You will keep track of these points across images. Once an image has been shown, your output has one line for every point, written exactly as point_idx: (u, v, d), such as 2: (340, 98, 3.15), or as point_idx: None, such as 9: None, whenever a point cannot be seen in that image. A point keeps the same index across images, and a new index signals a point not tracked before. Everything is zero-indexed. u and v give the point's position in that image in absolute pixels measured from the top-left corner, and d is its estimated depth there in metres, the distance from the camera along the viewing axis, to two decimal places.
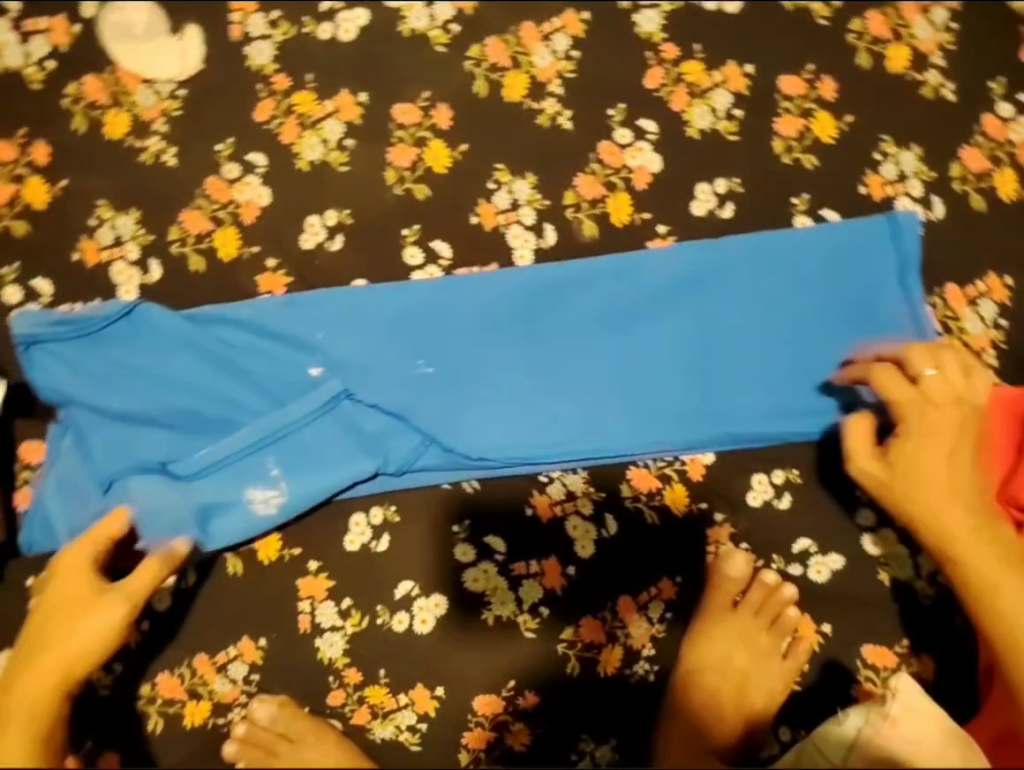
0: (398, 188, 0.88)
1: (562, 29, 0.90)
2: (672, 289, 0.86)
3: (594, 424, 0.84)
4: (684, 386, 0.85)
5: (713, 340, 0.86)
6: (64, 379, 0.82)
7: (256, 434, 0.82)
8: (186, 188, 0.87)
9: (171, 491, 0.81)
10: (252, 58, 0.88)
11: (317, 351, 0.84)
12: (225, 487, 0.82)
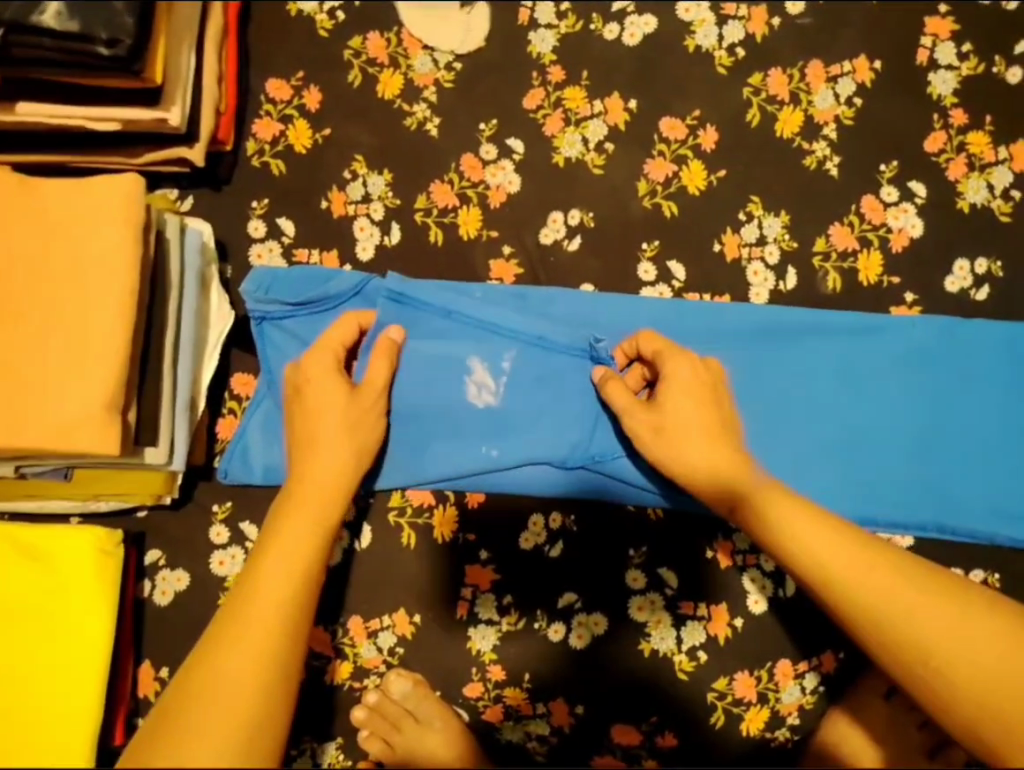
0: (647, 200, 0.86)
1: (850, 73, 0.87)
2: (909, 360, 0.83)
3: (807, 482, 0.81)
4: (903, 462, 0.82)
5: (941, 420, 0.82)
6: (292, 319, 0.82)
7: (471, 395, 0.83)
8: (442, 160, 0.88)
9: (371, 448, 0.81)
10: (535, 44, 0.88)
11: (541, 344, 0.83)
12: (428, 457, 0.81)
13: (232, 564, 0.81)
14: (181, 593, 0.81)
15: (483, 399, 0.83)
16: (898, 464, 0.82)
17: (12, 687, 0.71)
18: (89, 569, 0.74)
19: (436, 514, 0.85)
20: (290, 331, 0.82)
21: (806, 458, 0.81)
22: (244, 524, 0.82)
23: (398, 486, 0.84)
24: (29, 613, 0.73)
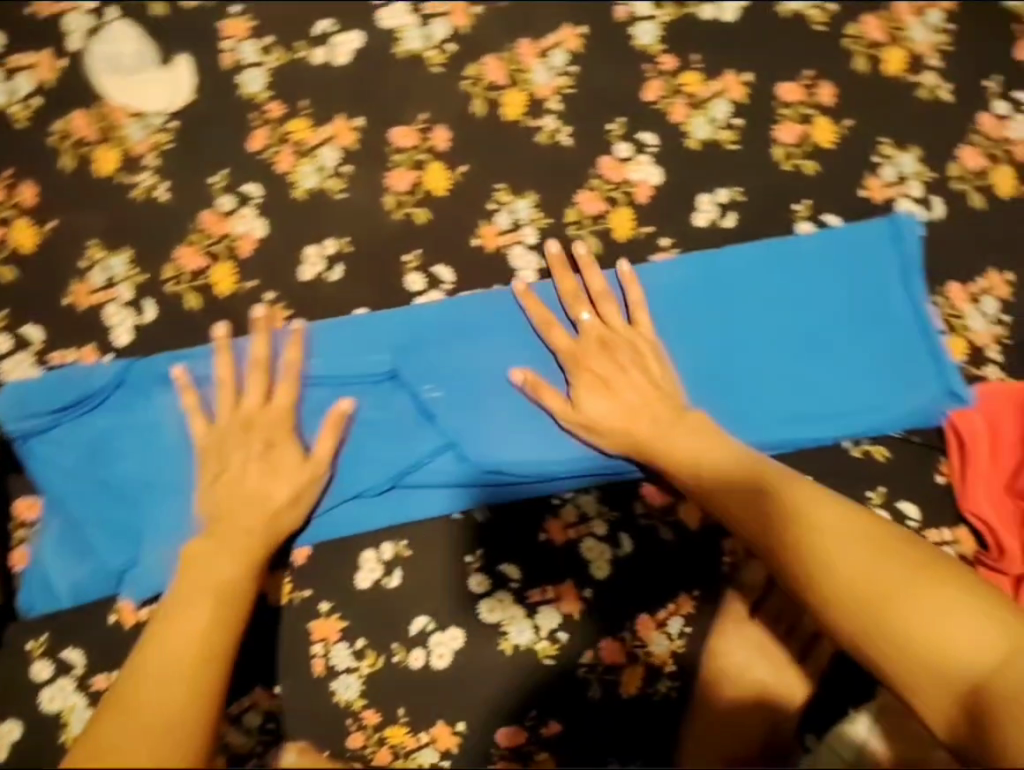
0: (397, 213, 0.87)
1: (560, 46, 0.89)
2: (679, 297, 0.86)
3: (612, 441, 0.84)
4: (699, 395, 0.85)
5: (725, 348, 0.86)
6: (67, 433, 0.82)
7: None
8: (182, 224, 0.86)
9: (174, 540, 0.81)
10: (244, 86, 0.87)
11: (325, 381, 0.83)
12: None
13: (63, 697, 0.80)
14: (18, 741, 0.79)
15: None
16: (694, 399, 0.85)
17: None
18: None
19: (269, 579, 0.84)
20: (71, 436, 0.82)
21: None
22: (66, 651, 0.81)
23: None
24: None
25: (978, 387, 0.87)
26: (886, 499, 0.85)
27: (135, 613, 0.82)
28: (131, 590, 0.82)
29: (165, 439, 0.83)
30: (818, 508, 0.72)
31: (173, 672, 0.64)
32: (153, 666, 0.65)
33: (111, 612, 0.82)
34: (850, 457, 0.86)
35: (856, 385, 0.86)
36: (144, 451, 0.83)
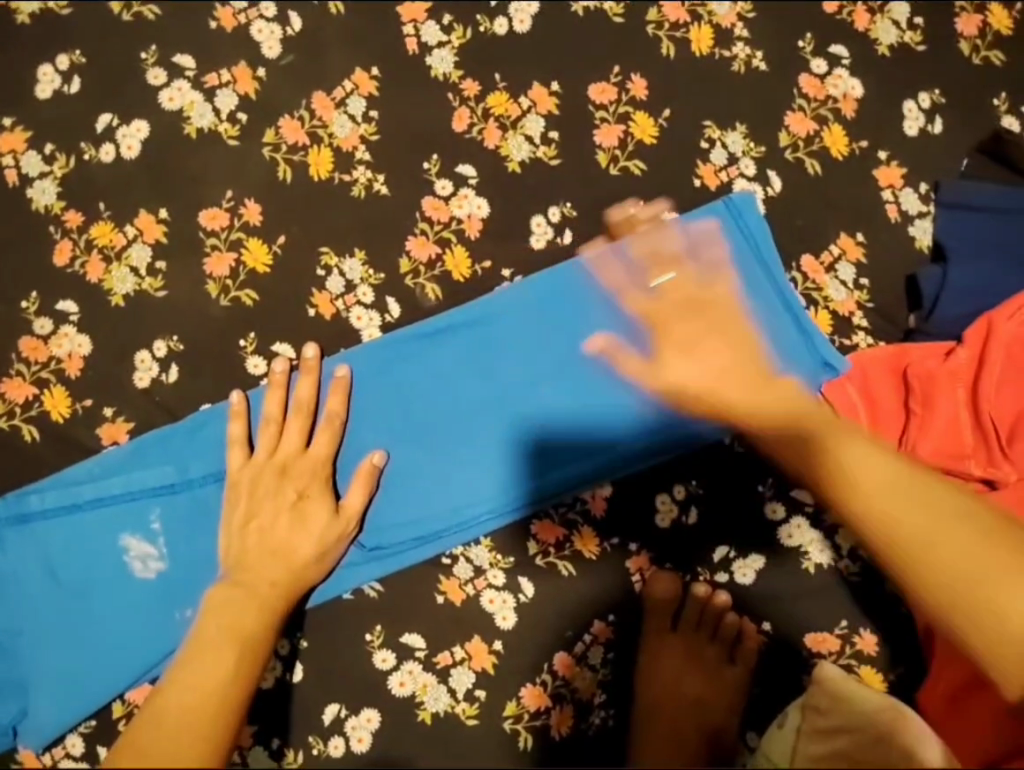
0: (224, 298, 0.83)
1: (354, 91, 0.86)
2: (526, 324, 0.84)
3: (485, 485, 0.83)
4: (563, 421, 0.83)
5: (585, 368, 0.83)
6: None
7: (139, 572, 0.79)
8: (1, 356, 0.82)
9: (64, 677, 0.77)
10: (37, 199, 0.83)
11: (177, 485, 0.79)
12: (125, 652, 0.78)
13: None
14: None
15: (152, 570, 0.79)
16: (559, 425, 0.83)
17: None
18: None
19: None
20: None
21: (481, 460, 0.83)
22: None
23: (111, 694, 0.77)
24: None
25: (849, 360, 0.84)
26: (778, 489, 0.86)
27: (38, 761, 0.77)
28: (30, 739, 0.76)
29: (29, 577, 0.78)
30: (856, 448, 0.71)
31: (198, 695, 0.62)
32: (184, 695, 0.62)
33: (14, 764, 0.77)
34: (737, 452, 0.86)
35: None
36: (14, 595, 0.78)
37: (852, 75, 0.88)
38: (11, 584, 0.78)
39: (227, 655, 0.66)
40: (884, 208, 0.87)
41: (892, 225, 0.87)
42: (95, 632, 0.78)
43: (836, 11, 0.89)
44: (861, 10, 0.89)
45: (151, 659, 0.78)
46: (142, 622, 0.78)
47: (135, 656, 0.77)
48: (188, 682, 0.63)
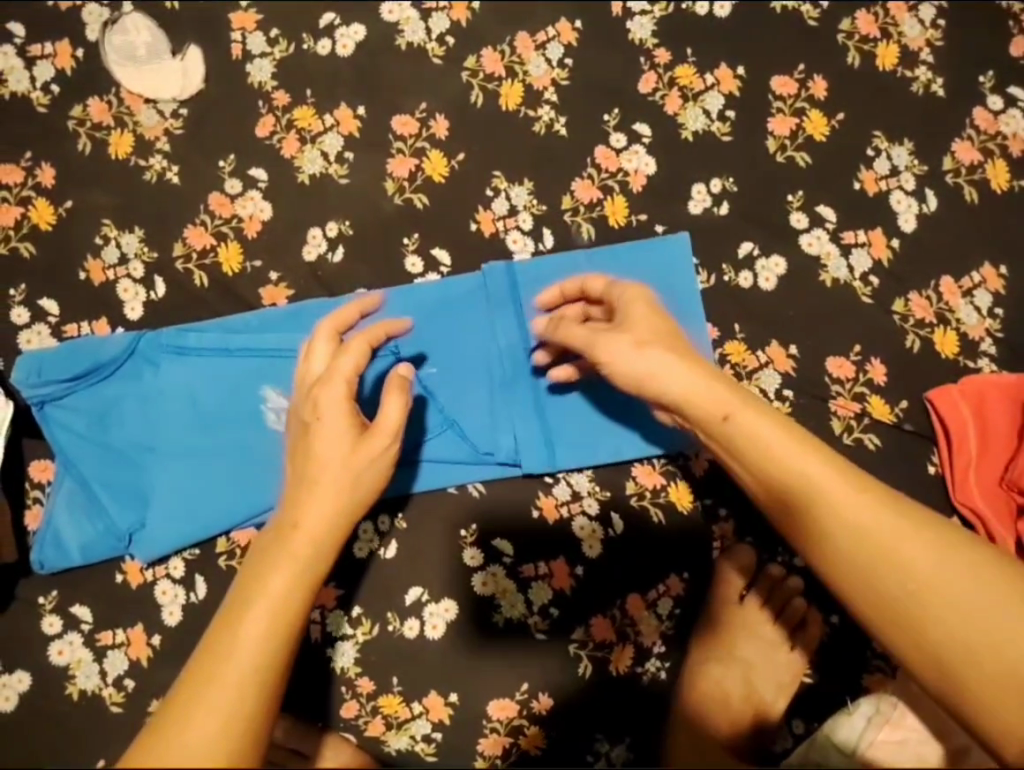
0: (398, 197, 0.90)
1: (555, 38, 0.92)
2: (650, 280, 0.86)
3: (590, 426, 0.87)
4: None
5: None
6: (80, 402, 0.83)
7: (271, 423, 0.84)
8: (189, 205, 0.89)
9: (183, 502, 0.83)
10: (254, 74, 0.91)
11: None
12: (243, 493, 0.83)
13: (72, 650, 0.82)
14: (26, 694, 0.81)
15: (283, 423, 0.84)
16: None
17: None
18: None
19: None
20: (88, 397, 0.84)
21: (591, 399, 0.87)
22: (74, 607, 0.82)
23: (220, 528, 0.83)
24: None
25: (965, 379, 0.86)
26: None
27: (141, 574, 0.83)
28: (142, 548, 0.82)
29: (169, 407, 0.84)
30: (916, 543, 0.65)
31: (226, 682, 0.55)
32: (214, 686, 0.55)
33: (119, 571, 0.83)
34: (844, 444, 0.86)
35: None
36: (155, 415, 0.84)
37: None
38: (156, 406, 0.84)
39: (255, 633, 0.57)
40: None
41: None
42: (220, 468, 0.83)
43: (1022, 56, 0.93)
44: None
45: (267, 503, 0.83)
46: (263, 468, 0.83)
47: (248, 499, 0.83)
48: (214, 663, 0.56)
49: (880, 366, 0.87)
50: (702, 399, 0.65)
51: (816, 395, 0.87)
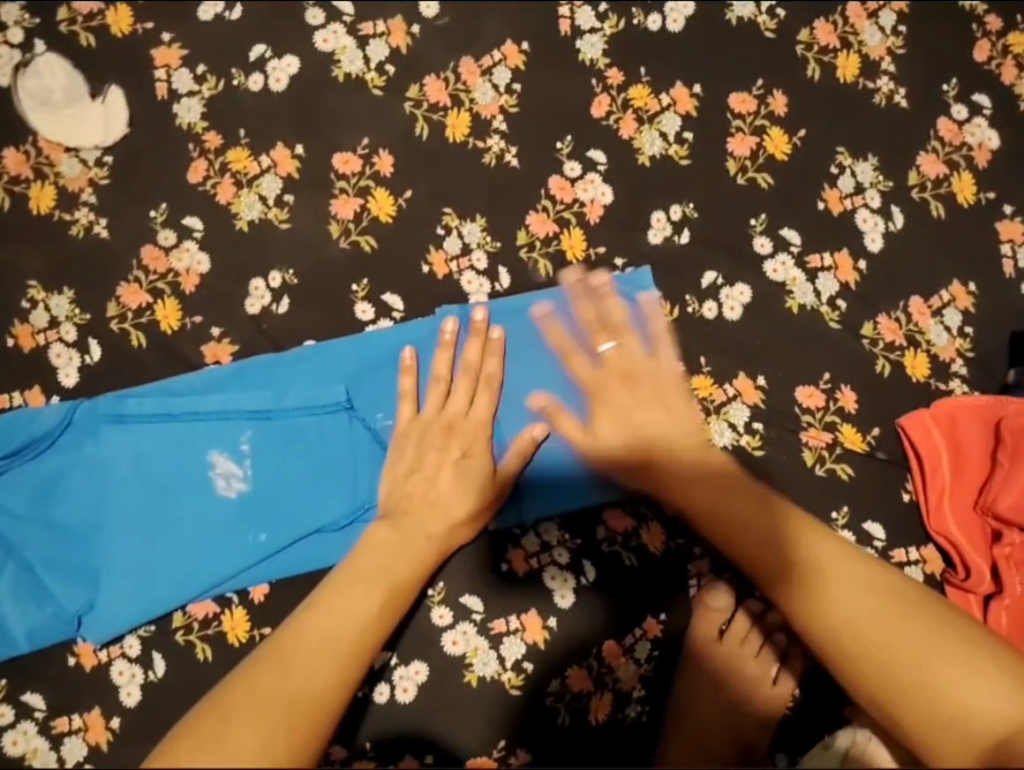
0: (344, 241, 0.85)
1: (501, 61, 0.87)
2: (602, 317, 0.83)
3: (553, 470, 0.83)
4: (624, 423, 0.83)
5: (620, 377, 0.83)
6: (18, 481, 0.79)
7: (221, 489, 0.80)
8: (121, 261, 0.84)
9: (134, 579, 0.79)
10: (182, 115, 0.85)
11: (273, 412, 0.81)
12: (196, 566, 0.79)
13: (26, 740, 0.78)
14: None
15: (234, 489, 0.80)
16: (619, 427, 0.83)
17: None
18: None
19: (224, 618, 0.80)
20: (26, 473, 0.79)
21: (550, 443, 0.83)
22: (26, 695, 0.78)
23: (175, 603, 0.79)
24: None
25: (939, 402, 0.84)
26: (850, 519, 0.83)
27: (95, 655, 0.79)
28: (92, 630, 0.78)
29: (114, 480, 0.80)
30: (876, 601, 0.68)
31: (270, 711, 0.56)
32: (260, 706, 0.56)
33: (71, 654, 0.79)
34: (817, 476, 0.83)
35: None
36: (100, 488, 0.80)
37: (991, 126, 0.88)
38: (98, 479, 0.80)
39: (315, 656, 0.61)
40: (1000, 262, 0.88)
41: (1005, 279, 0.87)
42: (171, 542, 0.79)
43: (985, 61, 0.89)
44: (1010, 65, 0.89)
45: (222, 574, 0.79)
46: (216, 538, 0.80)
47: (203, 570, 0.79)
48: (272, 676, 0.59)
49: (850, 393, 0.85)
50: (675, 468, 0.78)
51: (788, 428, 0.84)
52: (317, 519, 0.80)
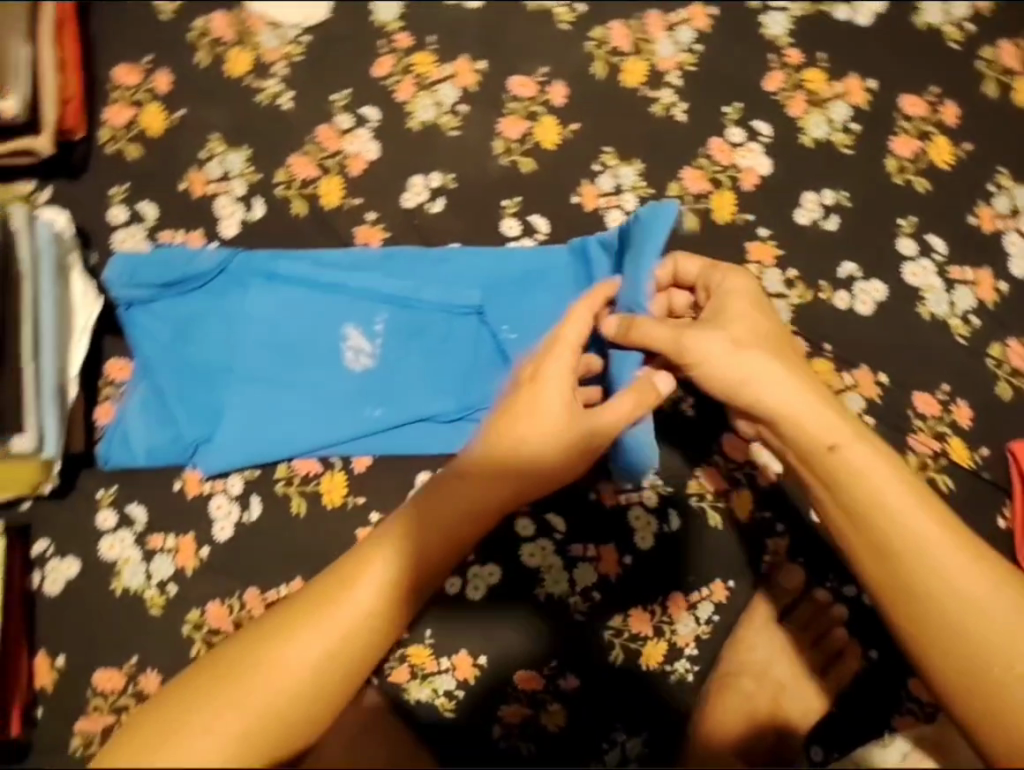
0: (504, 158, 0.88)
1: (687, 21, 0.90)
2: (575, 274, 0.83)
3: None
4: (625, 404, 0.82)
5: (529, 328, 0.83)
6: (165, 311, 0.84)
7: (348, 361, 0.85)
8: (297, 133, 0.88)
9: (250, 426, 0.83)
10: (379, 13, 0.91)
11: (410, 300, 0.84)
12: (310, 425, 0.83)
13: (122, 547, 0.83)
14: (72, 580, 0.83)
15: (360, 364, 0.84)
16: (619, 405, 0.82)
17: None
18: None
19: (324, 481, 0.84)
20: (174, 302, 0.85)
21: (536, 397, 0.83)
22: (131, 507, 0.84)
23: (283, 455, 0.83)
24: None
25: None
26: None
27: (199, 486, 0.84)
28: (204, 463, 0.83)
29: (251, 331, 0.84)
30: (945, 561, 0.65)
31: (237, 703, 0.55)
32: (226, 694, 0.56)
33: (178, 479, 0.84)
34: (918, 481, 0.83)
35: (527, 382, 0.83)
36: (237, 332, 0.84)
37: None
38: (236, 327, 0.84)
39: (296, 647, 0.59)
40: None
41: None
42: (290, 399, 0.84)
43: None
44: None
45: (332, 438, 0.83)
46: (333, 404, 0.84)
47: (321, 426, 0.83)
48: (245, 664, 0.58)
49: (966, 408, 0.85)
50: (813, 428, 0.66)
51: (898, 427, 0.84)
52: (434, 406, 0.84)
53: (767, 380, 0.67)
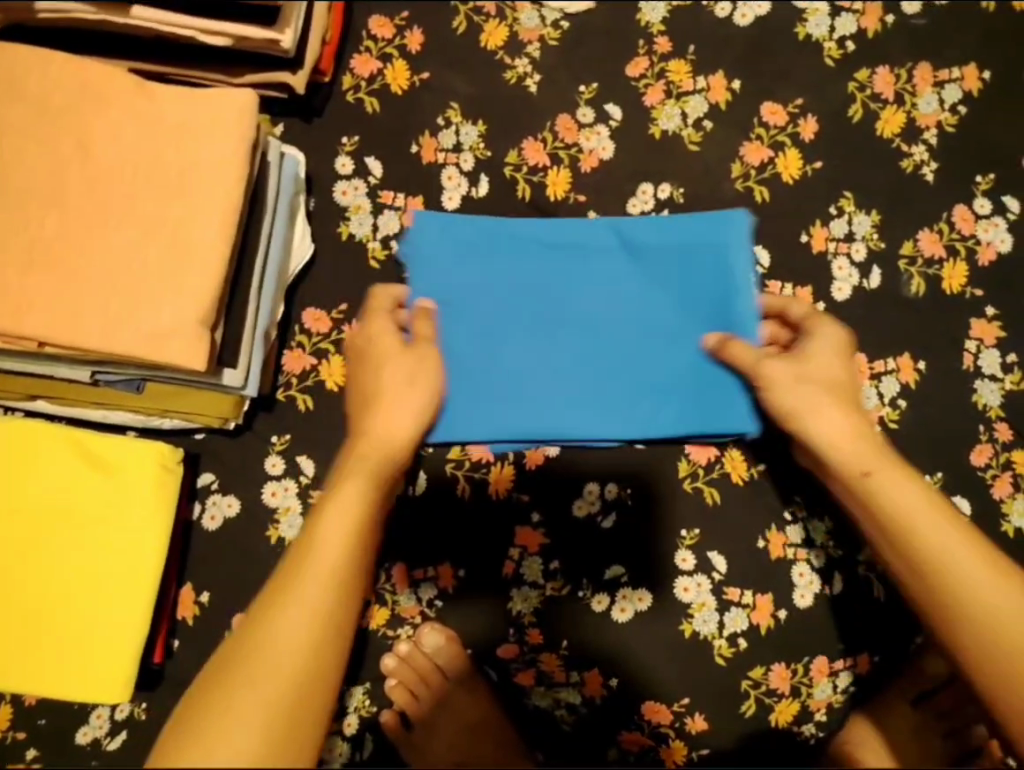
0: (740, 183, 0.85)
1: (957, 80, 0.86)
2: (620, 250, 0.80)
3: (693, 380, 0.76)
4: (653, 379, 0.77)
5: (624, 307, 0.79)
6: (426, 263, 0.79)
7: (593, 330, 0.79)
8: (536, 117, 0.87)
9: (499, 392, 0.77)
10: (644, 12, 0.88)
11: (649, 276, 0.79)
12: (558, 396, 0.78)
13: (284, 495, 0.84)
14: (230, 518, 0.83)
15: (604, 334, 0.78)
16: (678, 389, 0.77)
17: (39, 599, 0.73)
18: (108, 490, 0.75)
19: (493, 470, 0.85)
20: (442, 259, 0.80)
21: (595, 372, 0.78)
22: (299, 457, 0.84)
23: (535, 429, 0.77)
24: (73, 542, 0.74)
25: None
26: None
27: None
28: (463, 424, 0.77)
29: (508, 293, 0.79)
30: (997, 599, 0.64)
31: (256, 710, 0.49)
32: (250, 669, 0.52)
33: None
34: None
35: (623, 366, 0.78)
36: (471, 308, 0.79)
37: None
38: (485, 285, 0.79)
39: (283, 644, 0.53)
40: None
41: None
42: (533, 365, 0.78)
43: None
44: None
45: (577, 412, 0.77)
46: (581, 377, 0.78)
47: (533, 403, 0.77)
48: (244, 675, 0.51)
49: None
50: (845, 455, 0.67)
51: None
52: (651, 391, 0.77)
53: (818, 415, 0.68)
